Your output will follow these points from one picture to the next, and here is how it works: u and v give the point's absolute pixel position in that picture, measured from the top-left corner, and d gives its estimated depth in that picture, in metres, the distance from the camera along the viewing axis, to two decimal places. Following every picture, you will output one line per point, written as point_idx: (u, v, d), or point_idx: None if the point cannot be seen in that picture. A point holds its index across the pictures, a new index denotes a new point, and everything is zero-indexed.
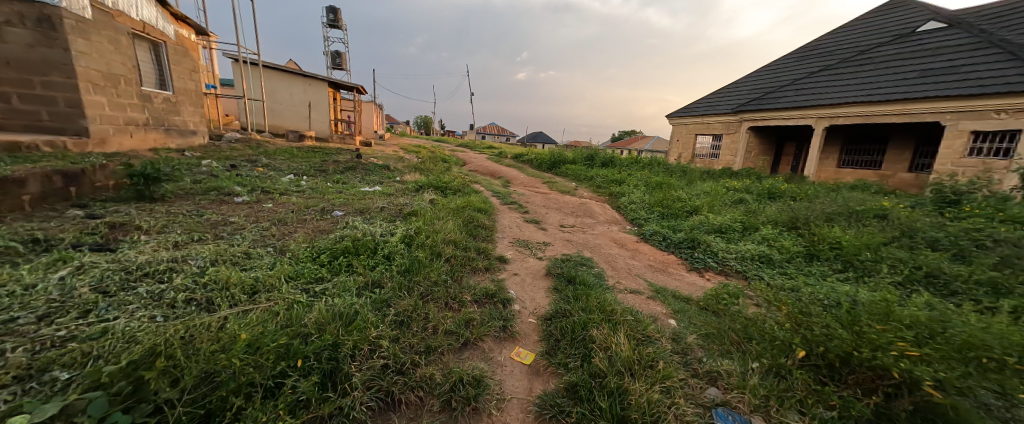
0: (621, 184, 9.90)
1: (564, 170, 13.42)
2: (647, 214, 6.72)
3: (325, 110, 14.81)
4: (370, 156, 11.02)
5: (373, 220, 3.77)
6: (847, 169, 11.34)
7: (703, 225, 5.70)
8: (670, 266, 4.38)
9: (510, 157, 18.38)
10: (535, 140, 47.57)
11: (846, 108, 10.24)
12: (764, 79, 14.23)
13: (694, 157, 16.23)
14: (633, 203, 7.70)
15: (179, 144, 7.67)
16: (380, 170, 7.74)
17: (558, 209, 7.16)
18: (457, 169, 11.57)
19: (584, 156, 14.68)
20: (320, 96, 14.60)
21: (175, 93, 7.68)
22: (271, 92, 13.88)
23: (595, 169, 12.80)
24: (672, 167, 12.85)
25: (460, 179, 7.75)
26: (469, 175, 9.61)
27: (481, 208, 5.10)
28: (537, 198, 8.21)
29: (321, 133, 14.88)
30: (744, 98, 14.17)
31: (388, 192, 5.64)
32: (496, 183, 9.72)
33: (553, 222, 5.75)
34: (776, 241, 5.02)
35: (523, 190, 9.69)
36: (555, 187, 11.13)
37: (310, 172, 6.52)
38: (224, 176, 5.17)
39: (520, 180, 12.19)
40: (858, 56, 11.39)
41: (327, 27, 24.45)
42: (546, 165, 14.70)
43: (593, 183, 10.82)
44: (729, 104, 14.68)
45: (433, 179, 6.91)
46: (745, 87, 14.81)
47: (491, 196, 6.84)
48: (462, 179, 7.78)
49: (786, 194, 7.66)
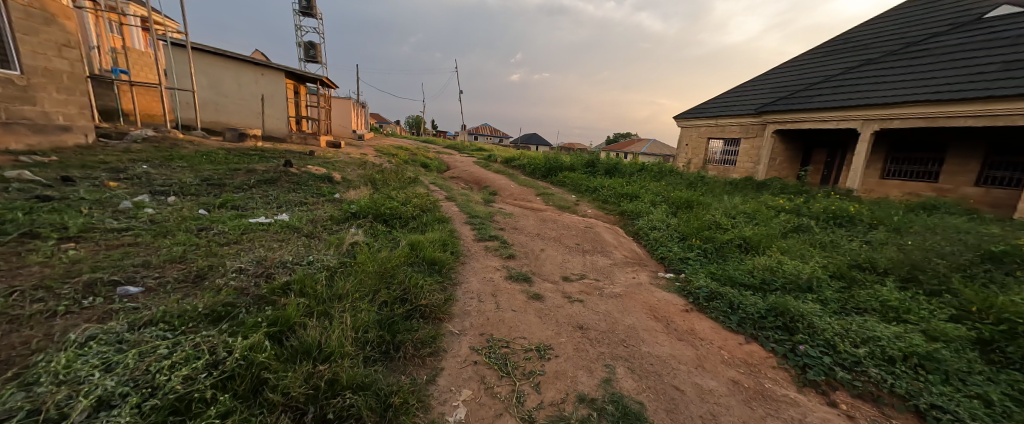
0: (634, 200, 7.97)
1: (561, 178, 11.48)
2: (683, 252, 4.77)
3: (281, 105, 12.76)
4: (325, 162, 8.96)
5: (158, 324, 1.73)
6: (894, 181, 9.57)
7: (780, 277, 3.75)
8: (764, 377, 2.43)
9: (500, 161, 16.38)
10: (528, 142, 45.72)
11: (901, 108, 8.47)
12: (789, 76, 12.46)
13: (706, 163, 14.49)
14: (657, 232, 5.76)
15: (31, 143, 5.64)
16: (316, 182, 5.70)
17: (557, 241, 5.20)
18: (433, 178, 9.59)
19: (584, 162, 12.78)
20: (274, 88, 12.52)
21: (27, 74, 5.61)
22: (212, 83, 11.77)
23: (597, 177, 10.91)
24: (687, 177, 11.01)
25: (425, 197, 5.73)
26: (444, 188, 7.62)
27: (433, 260, 3.08)
28: (531, 222, 6.23)
29: (277, 131, 12.82)
30: (766, 97, 12.43)
31: (294, 224, 3.60)
32: (480, 197, 7.71)
33: (553, 271, 3.76)
34: (916, 315, 3.09)
35: (513, 207, 7.69)
36: (552, 201, 9.14)
37: (198, 188, 4.49)
38: (7, 201, 3.12)
39: (510, 192, 10.22)
40: (910, 48, 9.63)
41: (300, 16, 22.34)
42: (541, 172, 12.74)
43: (598, 197, 8.90)
44: (748, 104, 12.88)
45: (381, 197, 4.90)
46: (766, 86, 13.08)
47: (464, 224, 4.85)
48: (428, 197, 5.77)
49: (859, 218, 5.76)
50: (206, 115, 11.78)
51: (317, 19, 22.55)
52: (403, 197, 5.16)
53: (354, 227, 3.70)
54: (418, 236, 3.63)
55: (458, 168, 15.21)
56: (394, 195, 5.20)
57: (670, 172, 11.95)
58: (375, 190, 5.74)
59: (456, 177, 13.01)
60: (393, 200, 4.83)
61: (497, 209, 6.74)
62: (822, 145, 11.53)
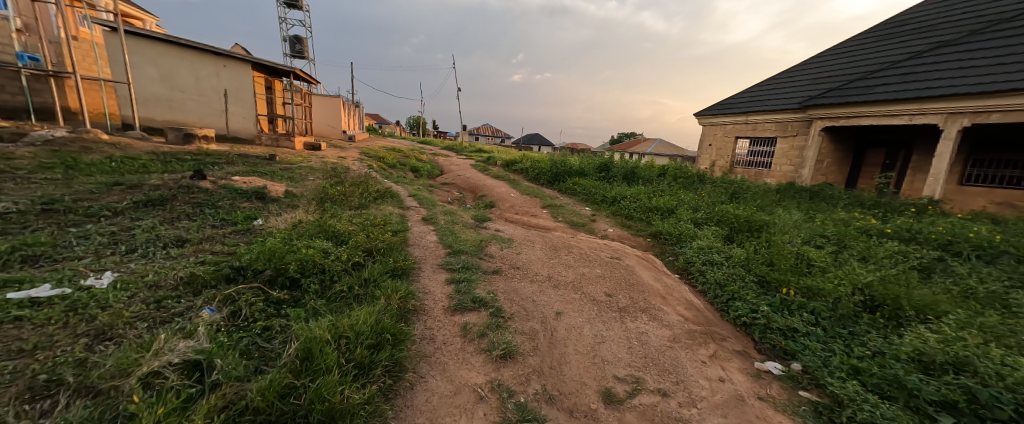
0: (668, 217, 6.24)
1: (570, 186, 9.78)
2: (779, 313, 3.05)
3: (248, 102, 11.17)
4: (285, 170, 7.32)
5: None
6: (978, 188, 7.80)
7: (1001, 391, 2.03)
8: None
9: (499, 165, 14.71)
10: (531, 143, 44.11)
11: (1003, 98, 6.74)
12: (835, 64, 10.74)
13: (734, 166, 12.76)
14: (720, 271, 4.04)
15: None
16: (237, 202, 4.06)
17: (580, 291, 3.51)
18: (417, 188, 7.93)
19: (596, 165, 11.09)
20: (240, 83, 10.92)
21: None
22: (166, 75, 10.13)
23: (614, 185, 9.24)
24: (722, 184, 9.28)
25: (389, 224, 4.05)
26: (425, 202, 5.96)
27: (325, 420, 1.42)
28: (539, 253, 4.55)
29: (245, 131, 11.26)
30: (807, 90, 10.73)
31: (96, 301, 1.90)
32: (472, 214, 6.03)
33: (585, 382, 2.07)
34: None
35: (514, 227, 6.02)
36: (562, 215, 7.46)
37: (17, 218, 2.85)
38: None
39: (509, 203, 8.55)
40: (998, 26, 7.92)
41: (285, 8, 20.81)
42: (545, 178, 11.06)
43: (618, 212, 7.22)
44: (787, 98, 11.16)
45: (313, 230, 3.22)
46: (805, 76, 11.37)
47: (438, 271, 3.17)
48: (393, 225, 4.08)
49: (1008, 249, 4.02)
50: (158, 112, 10.17)
51: (303, 12, 20.93)
52: (348, 226, 3.48)
53: (213, 307, 2.00)
54: (330, 326, 1.94)
55: (452, 173, 13.55)
56: (335, 222, 3.50)
57: (698, 178, 10.22)
58: (318, 213, 4.06)
59: (448, 184, 11.38)
60: (327, 236, 3.13)
61: (492, 233, 5.07)
62: (875, 144, 9.88)
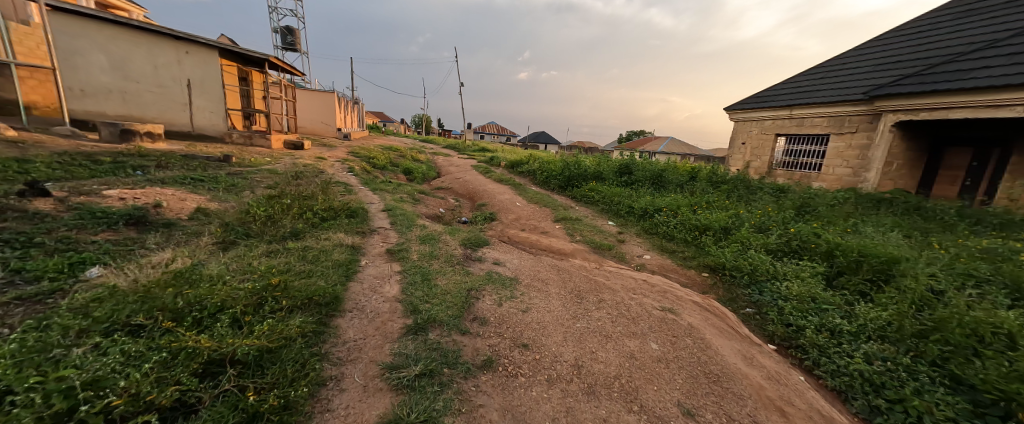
0: (726, 242, 4.66)
1: (586, 194, 8.22)
2: None
3: (216, 95, 9.86)
4: (234, 175, 5.86)
5: None
6: None
7: None
8: None
9: (502, 166, 13.20)
10: (537, 141, 42.53)
11: None
12: (905, 47, 9.02)
13: (773, 168, 11.12)
14: (856, 352, 2.48)
15: None
16: (85, 234, 2.59)
17: (637, 405, 2.00)
18: (401, 197, 6.43)
19: (615, 166, 9.54)
20: (205, 73, 9.60)
21: None
22: (118, 63, 8.65)
23: (640, 192, 7.66)
24: (773, 191, 7.66)
25: (316, 275, 2.54)
26: (402, 220, 4.47)
27: None
28: (557, 309, 3.00)
29: (213, 128, 9.94)
30: (868, 78, 9.09)
31: None
32: (464, 236, 4.54)
33: None
34: None
35: (519, 256, 4.51)
36: (580, 233, 5.91)
37: None
38: None
39: (514, 214, 7.03)
40: None
41: None
42: (556, 183, 9.50)
43: (653, 230, 5.66)
44: (844, 87, 9.46)
45: (142, 308, 1.75)
46: (862, 63, 9.72)
47: (371, 392, 1.69)
48: (324, 276, 2.57)
49: None
50: (108, 105, 8.71)
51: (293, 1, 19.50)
52: (231, 296, 1.97)
53: None
54: None
55: (449, 176, 12.06)
56: (217, 285, 2.00)
57: (740, 183, 8.59)
58: (209, 257, 2.57)
59: (444, 190, 9.89)
60: (165, 341, 1.61)
61: (487, 271, 3.56)
62: (959, 141, 8.25)
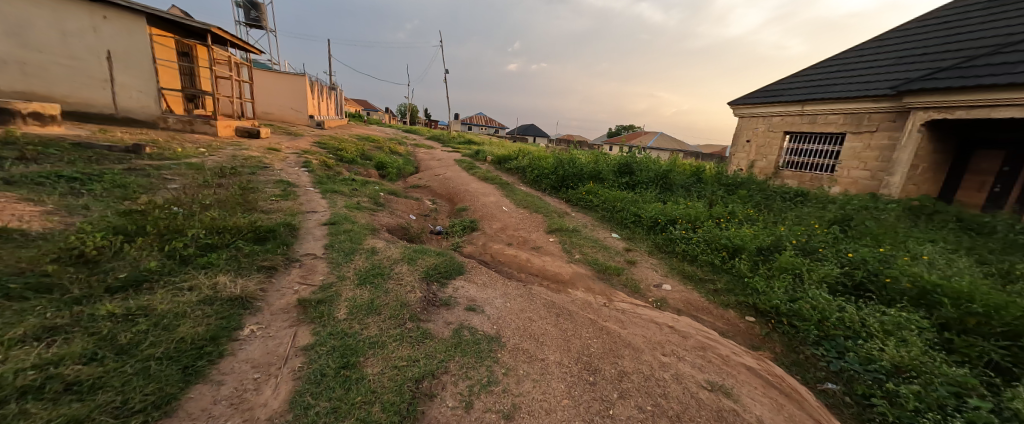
0: (770, 273, 3.63)
1: (583, 197, 7.15)
2: None
3: (145, 70, 8.29)
4: (136, 171, 4.52)
5: None
6: None
7: None
8: None
9: (488, 162, 11.99)
10: (526, 134, 41.22)
11: None
12: (932, 39, 8.24)
13: (781, 168, 10.24)
14: None
15: None
16: None
17: None
18: (360, 202, 5.21)
19: (614, 165, 8.47)
20: (131, 43, 8.02)
21: None
22: (15, 27, 7.11)
23: (645, 197, 6.62)
24: (794, 197, 6.72)
25: (104, 410, 1.34)
26: (343, 240, 3.27)
27: None
28: (562, 410, 1.88)
29: (142, 110, 8.42)
30: (891, 72, 8.27)
31: None
32: (430, 263, 3.39)
33: None
34: None
35: (504, 288, 3.39)
36: (580, 249, 4.83)
37: None
38: None
39: (498, 223, 5.88)
40: None
41: None
42: (548, 184, 8.40)
43: (669, 250, 4.62)
44: (865, 82, 8.60)
45: None
46: (881, 57, 8.91)
47: None
48: (125, 403, 1.39)
49: None
50: (3, 79, 7.15)
51: None
52: None
53: None
54: None
55: (428, 172, 10.81)
56: None
57: (754, 187, 7.64)
58: None
59: (420, 190, 8.66)
60: None
61: (454, 329, 2.41)
62: (990, 144, 7.45)
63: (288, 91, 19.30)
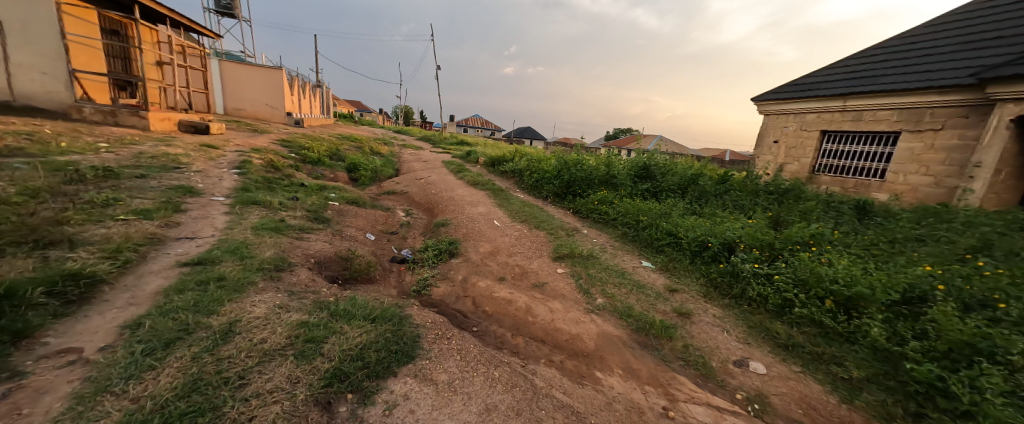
0: (942, 350, 2.13)
1: (597, 208, 5.69)
2: None
3: (52, 48, 7.00)
4: None
5: None
6: None
7: None
8: None
9: (480, 164, 10.50)
10: (522, 137, 39.73)
11: None
12: (1010, 19, 6.78)
13: (816, 173, 8.64)
14: None
15: None
16: None
17: None
18: (287, 217, 3.68)
19: (630, 166, 7.01)
20: (30, 15, 6.71)
21: None
22: None
23: (675, 211, 5.16)
24: (863, 210, 5.31)
25: None
26: (182, 312, 1.72)
27: None
28: None
29: (50, 96, 7.13)
30: (958, 59, 6.87)
31: None
32: (355, 344, 1.85)
33: None
34: None
35: (486, 391, 1.84)
36: (602, 290, 3.36)
37: None
38: None
39: (488, 247, 4.39)
40: None
41: None
42: (550, 191, 6.95)
43: (737, 295, 3.11)
44: (927, 71, 7.10)
45: None
46: (940, 41, 7.54)
47: None
48: None
49: None
50: None
51: None
52: None
53: None
54: None
55: (410, 174, 9.28)
56: None
57: (800, 196, 6.21)
58: None
59: (395, 196, 7.14)
60: None
61: None
62: None
63: (262, 86, 17.68)
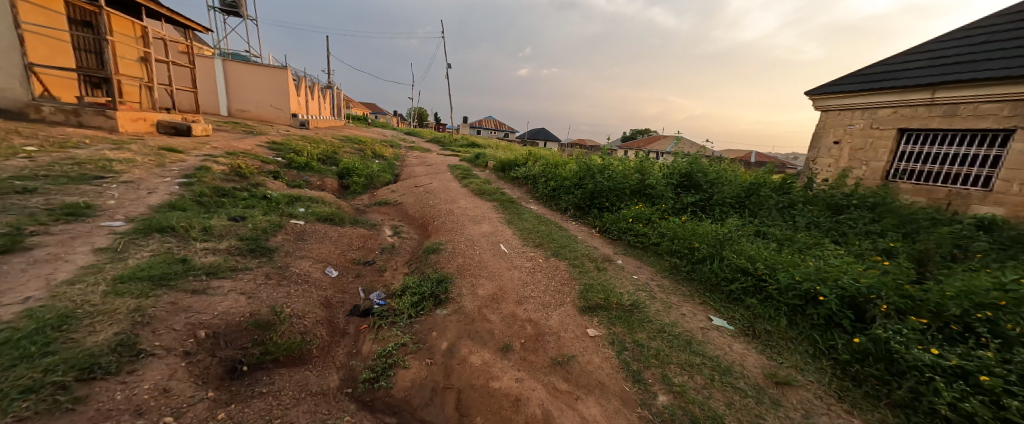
0: None
1: (633, 227, 4.44)
2: None
3: (6, 39, 6.27)
4: None
5: None
6: None
7: None
8: None
9: (490, 168, 9.33)
10: (536, 138, 38.43)
11: None
12: None
13: (892, 179, 5.84)
14: None
15: None
16: None
17: None
18: (200, 252, 2.58)
19: (670, 171, 5.70)
20: None
21: None
22: None
23: (740, 235, 3.87)
24: (1002, 234, 3.89)
25: None
26: None
27: None
28: None
29: (1, 92, 6.35)
30: None
31: None
32: None
33: None
34: None
35: None
36: (663, 375, 2.14)
37: None
38: None
39: (491, 288, 3.20)
40: None
41: None
42: (570, 204, 5.75)
43: (905, 403, 1.85)
44: None
45: None
46: None
47: None
48: None
49: None
50: None
51: None
52: None
53: None
54: None
55: (409, 180, 8.19)
56: None
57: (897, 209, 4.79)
58: None
59: (386, 208, 6.03)
60: None
61: None
62: None
63: (266, 86, 17.01)
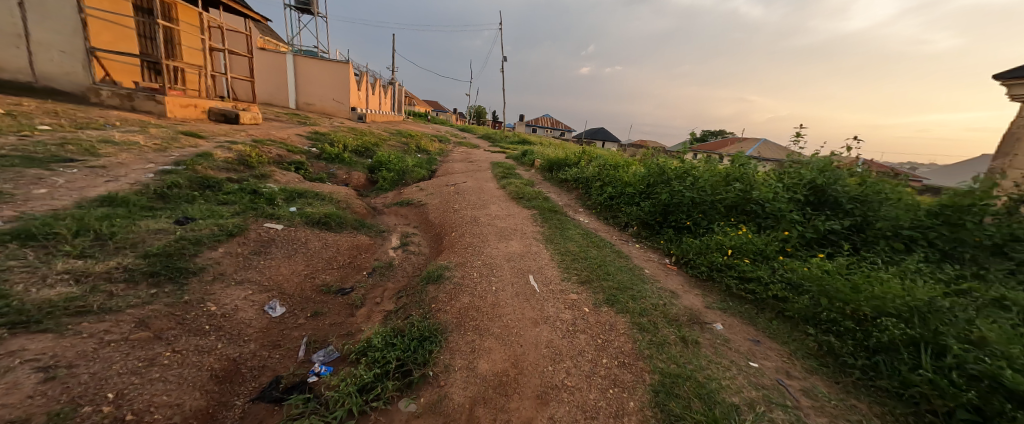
0: None
1: (735, 265, 2.90)
2: None
3: (69, 22, 6.23)
4: None
5: None
6: None
7: None
8: None
9: (538, 167, 8.05)
10: (596, 138, 36.19)
11: None
12: None
13: None
14: None
15: None
16: None
17: None
18: (53, 279, 1.70)
19: (786, 177, 3.96)
20: None
21: None
22: None
23: (951, 298, 2.16)
24: None
25: None
26: None
27: None
28: None
29: (66, 76, 6.38)
30: None
31: None
32: None
33: None
34: None
35: None
36: None
37: None
38: None
39: (500, 361, 1.95)
40: None
41: None
42: (634, 218, 4.29)
43: None
44: None
45: None
46: None
47: None
48: None
49: None
50: None
51: None
52: None
53: None
54: None
55: (445, 178, 7.22)
56: None
57: None
58: None
59: (406, 209, 5.06)
60: None
61: None
62: None
63: (329, 79, 17.46)
